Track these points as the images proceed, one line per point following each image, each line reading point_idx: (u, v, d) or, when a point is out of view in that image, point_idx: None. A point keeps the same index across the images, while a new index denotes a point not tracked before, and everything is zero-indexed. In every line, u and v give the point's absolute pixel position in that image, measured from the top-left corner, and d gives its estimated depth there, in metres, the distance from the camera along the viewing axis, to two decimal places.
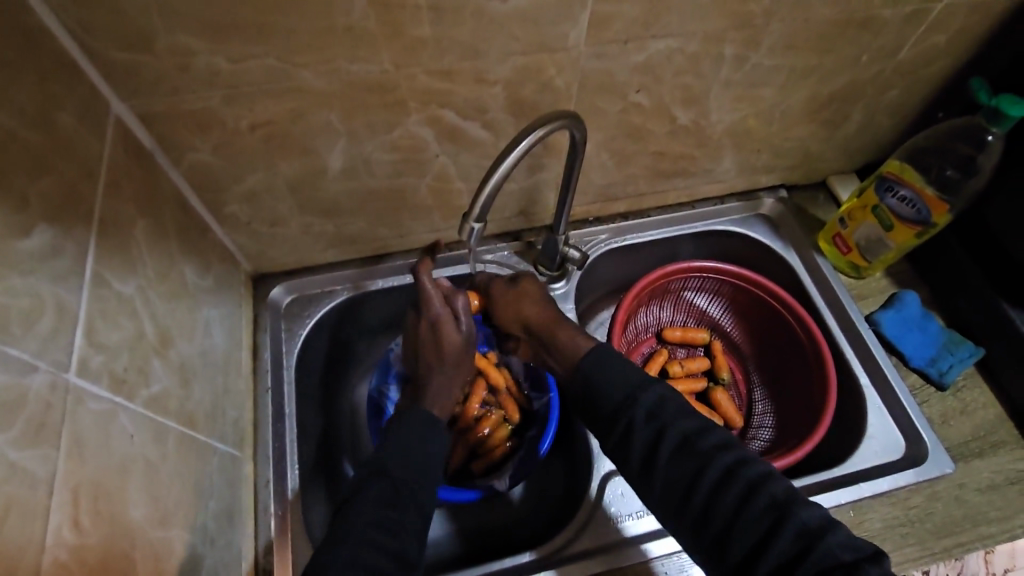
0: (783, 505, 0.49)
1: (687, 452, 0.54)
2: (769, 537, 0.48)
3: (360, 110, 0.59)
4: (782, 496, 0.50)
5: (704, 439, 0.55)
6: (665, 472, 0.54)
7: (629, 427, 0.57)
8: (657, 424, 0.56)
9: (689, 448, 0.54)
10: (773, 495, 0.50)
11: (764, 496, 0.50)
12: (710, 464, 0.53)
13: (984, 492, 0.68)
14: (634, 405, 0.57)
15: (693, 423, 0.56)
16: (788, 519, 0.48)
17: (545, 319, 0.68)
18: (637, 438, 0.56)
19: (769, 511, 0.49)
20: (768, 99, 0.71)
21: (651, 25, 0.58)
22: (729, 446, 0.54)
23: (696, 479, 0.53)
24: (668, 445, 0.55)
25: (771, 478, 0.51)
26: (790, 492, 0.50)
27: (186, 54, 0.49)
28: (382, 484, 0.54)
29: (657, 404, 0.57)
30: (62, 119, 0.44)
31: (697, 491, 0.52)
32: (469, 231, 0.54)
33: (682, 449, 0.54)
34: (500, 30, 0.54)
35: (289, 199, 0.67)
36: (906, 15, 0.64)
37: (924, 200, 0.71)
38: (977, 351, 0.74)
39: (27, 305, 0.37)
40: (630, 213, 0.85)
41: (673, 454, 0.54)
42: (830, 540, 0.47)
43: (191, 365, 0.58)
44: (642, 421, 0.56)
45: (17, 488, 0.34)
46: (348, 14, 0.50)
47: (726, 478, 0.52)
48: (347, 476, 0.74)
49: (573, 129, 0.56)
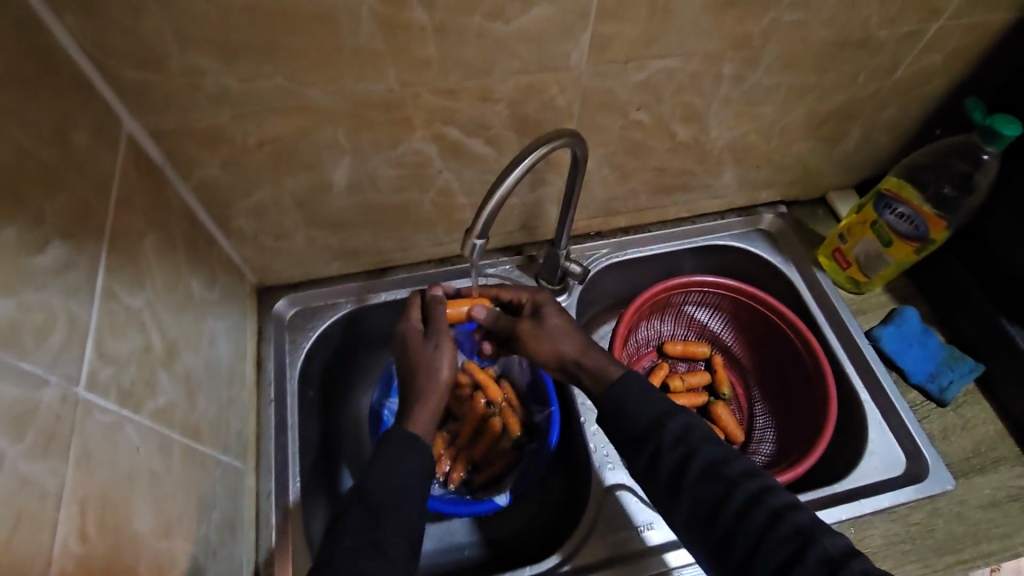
0: (806, 531, 0.50)
1: (713, 477, 0.55)
2: (794, 562, 0.49)
3: (365, 128, 0.60)
4: (806, 525, 0.51)
5: (730, 465, 0.55)
6: (690, 495, 0.55)
7: (658, 450, 0.57)
8: (685, 448, 0.56)
9: (715, 473, 0.55)
10: (797, 524, 0.51)
11: (789, 523, 0.51)
12: (736, 490, 0.53)
13: (986, 509, 0.68)
14: (662, 429, 0.57)
15: (720, 450, 0.56)
16: (813, 545, 0.49)
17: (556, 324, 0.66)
18: (665, 462, 0.56)
19: (794, 537, 0.50)
20: (767, 116, 0.72)
21: (651, 45, 0.59)
22: (753, 473, 0.55)
23: (721, 504, 0.53)
24: (695, 469, 0.55)
25: (796, 506, 0.52)
26: (814, 520, 0.52)
27: (196, 74, 0.51)
28: (358, 506, 0.53)
29: (685, 430, 0.57)
30: (76, 136, 0.45)
31: (723, 515, 0.53)
32: (471, 247, 0.55)
33: (708, 473, 0.55)
34: (504, 50, 0.55)
35: (294, 213, 0.68)
36: (901, 35, 0.65)
37: (923, 217, 0.72)
38: (977, 366, 0.75)
39: (40, 320, 0.38)
40: (632, 228, 0.86)
41: (699, 478, 0.55)
42: (855, 566, 0.48)
43: (196, 377, 0.58)
44: (669, 445, 0.57)
45: (27, 501, 0.34)
46: (355, 36, 0.51)
47: (752, 505, 0.52)
48: (346, 488, 0.75)
49: (575, 147, 0.57)
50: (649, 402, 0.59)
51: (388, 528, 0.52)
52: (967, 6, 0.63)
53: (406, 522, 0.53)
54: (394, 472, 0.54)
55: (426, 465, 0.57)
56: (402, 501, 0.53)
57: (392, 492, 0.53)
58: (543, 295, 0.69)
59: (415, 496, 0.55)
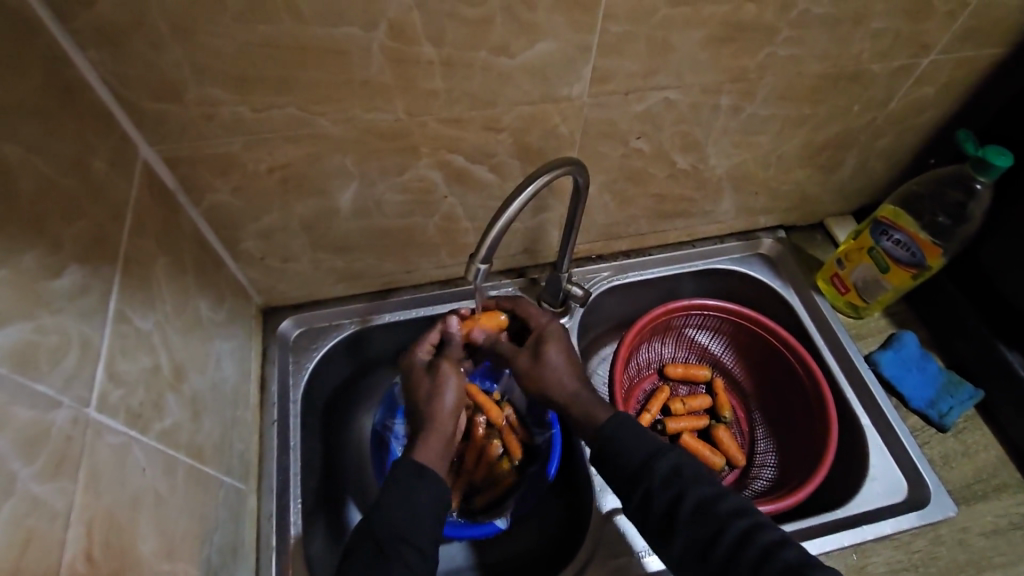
0: (797, 569, 0.50)
1: (704, 516, 0.55)
2: None
3: (373, 155, 0.61)
4: (796, 561, 0.51)
5: (720, 503, 0.55)
6: (682, 534, 0.55)
7: (648, 493, 0.57)
8: (675, 488, 0.57)
9: (706, 512, 0.55)
10: (786, 561, 0.51)
11: (779, 561, 0.51)
12: (726, 529, 0.54)
13: (989, 536, 0.68)
14: (652, 470, 0.58)
15: (710, 489, 0.56)
16: None
17: (566, 360, 0.69)
18: (657, 502, 0.57)
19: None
20: (764, 145, 0.74)
21: (650, 78, 0.61)
22: (745, 511, 0.55)
23: (712, 542, 0.54)
24: (687, 509, 0.55)
25: (786, 543, 0.52)
26: (803, 557, 0.51)
27: (213, 104, 0.53)
28: (367, 546, 0.53)
29: (672, 471, 0.58)
30: (96, 165, 0.47)
31: (715, 552, 0.53)
32: (475, 271, 0.56)
33: (699, 513, 0.55)
34: (508, 82, 0.57)
35: (302, 237, 0.69)
36: (894, 69, 0.67)
37: (918, 244, 0.73)
38: (976, 393, 0.75)
39: (55, 342, 0.39)
40: (632, 252, 0.87)
41: (690, 517, 0.55)
42: None
43: (201, 399, 0.59)
44: (659, 487, 0.57)
45: (37, 522, 0.35)
46: (366, 68, 0.53)
47: (742, 542, 0.53)
48: (353, 523, 0.74)
49: (577, 175, 0.59)
50: (645, 441, 0.61)
51: (396, 566, 0.52)
52: (957, 41, 0.65)
53: (412, 565, 0.52)
54: (407, 509, 0.55)
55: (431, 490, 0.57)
56: (408, 537, 0.53)
57: (400, 523, 0.54)
58: (552, 326, 0.71)
59: (415, 526, 0.54)
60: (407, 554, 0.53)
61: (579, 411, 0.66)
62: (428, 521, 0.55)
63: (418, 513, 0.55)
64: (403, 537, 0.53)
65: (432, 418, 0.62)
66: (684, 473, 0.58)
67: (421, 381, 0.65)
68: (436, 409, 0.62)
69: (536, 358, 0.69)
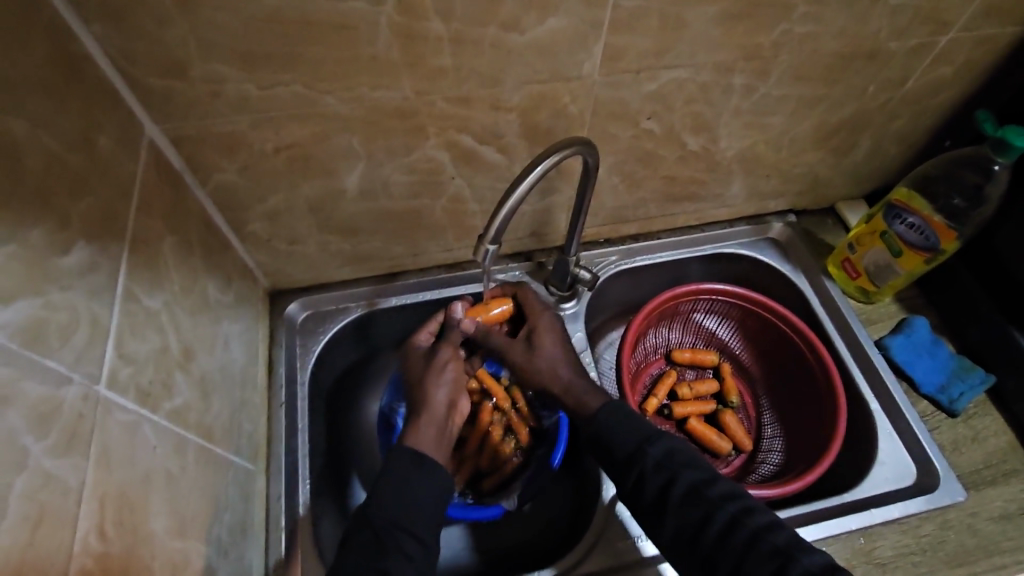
0: (784, 552, 0.50)
1: (693, 500, 0.55)
2: None
3: (380, 135, 0.61)
4: (783, 543, 0.51)
5: (711, 488, 0.55)
6: (674, 519, 0.55)
7: (641, 476, 0.57)
8: (667, 472, 0.57)
9: (698, 497, 0.55)
10: (774, 543, 0.51)
11: (767, 543, 0.51)
12: (716, 514, 0.54)
13: (997, 521, 0.68)
14: (650, 451, 0.58)
15: (702, 473, 0.57)
16: (793, 566, 0.49)
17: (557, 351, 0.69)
18: (650, 485, 0.57)
19: (773, 557, 0.50)
20: (777, 127, 0.73)
21: (663, 56, 0.60)
22: (736, 495, 0.55)
23: (702, 527, 0.54)
24: (677, 494, 0.56)
25: (774, 526, 0.52)
26: (793, 539, 0.52)
27: (218, 81, 0.52)
28: (363, 532, 0.53)
29: (668, 454, 0.58)
30: (102, 142, 0.47)
31: (704, 538, 0.53)
32: (484, 252, 0.55)
33: (690, 497, 0.55)
34: (517, 60, 0.56)
35: (310, 219, 0.69)
36: (911, 48, 0.66)
37: (933, 227, 0.72)
38: (988, 377, 0.75)
39: (65, 319, 0.39)
40: (641, 235, 0.86)
41: (681, 501, 0.55)
42: None
43: (211, 379, 0.59)
44: (651, 471, 0.57)
45: (51, 497, 0.35)
46: (373, 44, 0.52)
47: (731, 528, 0.53)
48: (356, 503, 0.74)
49: (586, 154, 0.58)
50: (646, 425, 0.61)
51: (396, 556, 0.52)
52: (976, 20, 0.64)
53: (415, 552, 0.53)
54: (407, 498, 0.55)
55: (436, 473, 0.57)
56: (408, 526, 0.54)
57: (404, 509, 0.54)
58: (542, 318, 0.71)
59: (416, 514, 0.54)
60: (410, 540, 0.53)
61: (585, 396, 0.65)
62: (430, 507, 0.55)
63: (418, 503, 0.55)
64: (403, 521, 0.54)
65: (426, 405, 0.63)
66: (676, 457, 0.58)
67: (416, 363, 0.68)
68: (430, 393, 0.64)
69: (530, 349, 0.70)
